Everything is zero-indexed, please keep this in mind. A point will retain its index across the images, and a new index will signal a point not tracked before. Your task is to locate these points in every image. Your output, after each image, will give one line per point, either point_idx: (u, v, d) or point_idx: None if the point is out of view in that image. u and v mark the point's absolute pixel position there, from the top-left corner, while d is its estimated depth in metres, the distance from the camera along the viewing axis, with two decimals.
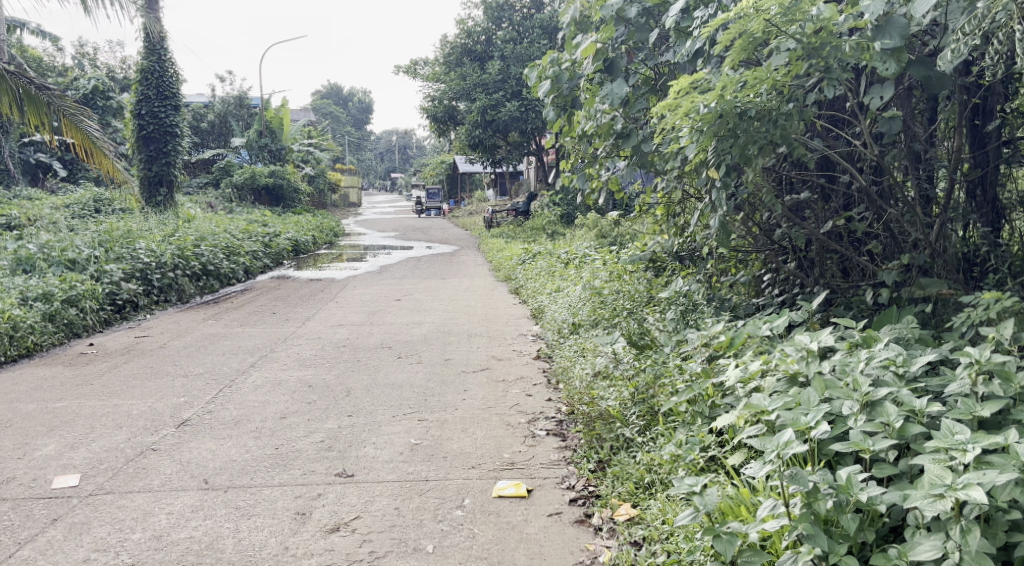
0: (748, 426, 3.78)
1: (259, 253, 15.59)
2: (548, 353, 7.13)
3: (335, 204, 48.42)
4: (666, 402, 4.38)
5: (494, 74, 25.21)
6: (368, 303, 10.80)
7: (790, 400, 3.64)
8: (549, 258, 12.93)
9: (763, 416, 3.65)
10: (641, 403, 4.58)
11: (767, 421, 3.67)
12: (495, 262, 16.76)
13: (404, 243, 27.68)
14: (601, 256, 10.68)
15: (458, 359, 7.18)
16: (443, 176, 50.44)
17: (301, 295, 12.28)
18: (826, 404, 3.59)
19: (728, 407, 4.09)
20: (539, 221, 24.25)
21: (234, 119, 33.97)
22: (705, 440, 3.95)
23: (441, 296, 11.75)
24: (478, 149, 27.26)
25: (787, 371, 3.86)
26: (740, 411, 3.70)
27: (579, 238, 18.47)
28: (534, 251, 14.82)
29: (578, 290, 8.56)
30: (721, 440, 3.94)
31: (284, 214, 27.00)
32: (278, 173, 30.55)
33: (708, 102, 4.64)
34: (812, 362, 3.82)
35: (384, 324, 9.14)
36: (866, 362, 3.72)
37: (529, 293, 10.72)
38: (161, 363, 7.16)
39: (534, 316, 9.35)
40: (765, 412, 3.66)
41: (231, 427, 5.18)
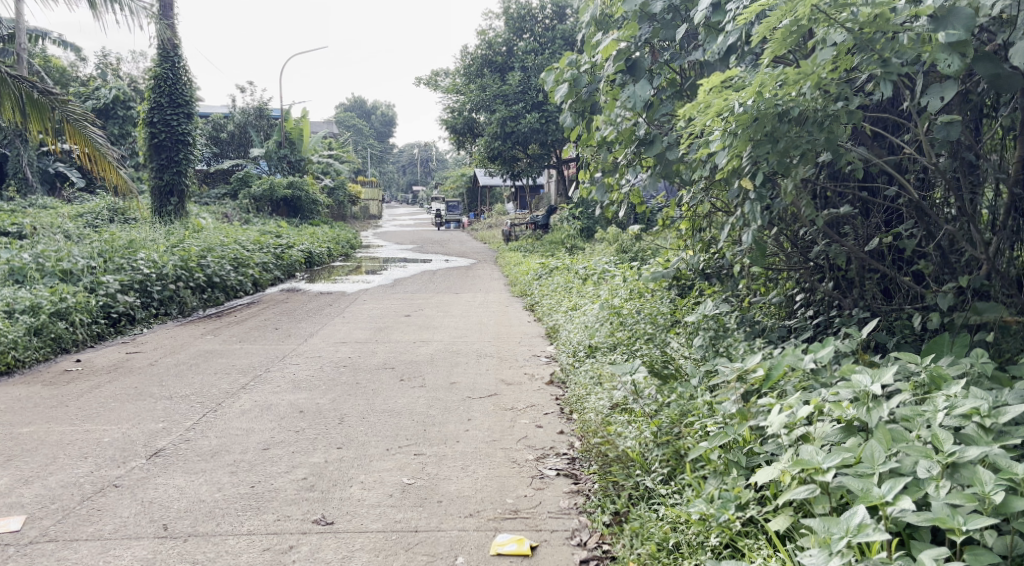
0: (797, 485, 3.31)
1: (270, 265, 15.15)
2: (562, 378, 6.58)
3: (355, 216, 48.12)
4: (694, 446, 3.82)
5: (515, 85, 24.79)
6: (376, 320, 10.29)
7: (848, 456, 3.26)
8: (567, 273, 12.41)
9: (817, 476, 3.22)
10: (665, 445, 4.01)
11: (821, 482, 3.22)
12: (512, 276, 16.27)
13: (422, 256, 27.27)
14: (621, 272, 10.14)
15: (464, 382, 6.65)
16: (463, 189, 50.08)
17: (309, 309, 11.80)
18: (896, 465, 3.18)
19: (769, 456, 3.57)
20: (558, 235, 23.74)
21: (253, 130, 33.72)
22: (743, 496, 3.41)
23: (453, 312, 11.22)
24: (498, 161, 26.83)
25: (843, 417, 3.41)
26: (786, 467, 3.26)
27: (599, 253, 17.95)
28: (551, 266, 14.30)
29: (596, 309, 8.02)
30: (761, 497, 3.41)
31: (301, 225, 26.64)
32: (297, 184, 30.25)
33: (744, 101, 4.10)
34: (873, 409, 3.37)
35: (390, 342, 8.63)
36: (945, 413, 3.28)
37: (545, 310, 10.19)
38: (147, 382, 6.67)
39: (549, 335, 8.80)
40: (819, 470, 3.23)
41: (206, 459, 4.68)
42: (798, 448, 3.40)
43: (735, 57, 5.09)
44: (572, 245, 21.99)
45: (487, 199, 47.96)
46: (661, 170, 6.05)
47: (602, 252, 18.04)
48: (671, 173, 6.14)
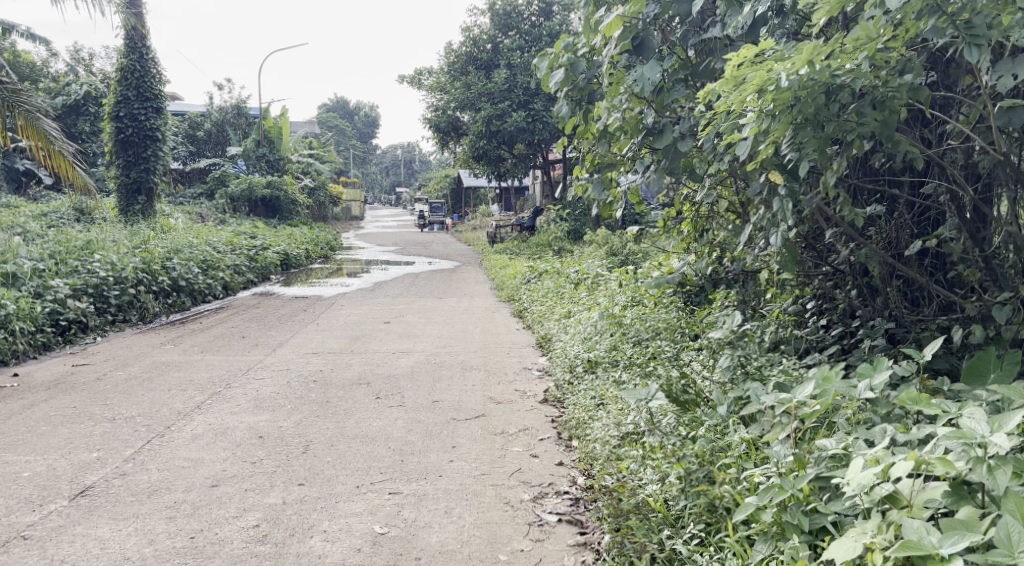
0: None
1: (242, 268, 14.35)
2: (558, 395, 5.89)
3: (336, 218, 47.32)
4: (738, 501, 3.25)
5: (500, 82, 24.11)
6: (352, 328, 9.56)
7: (972, 534, 2.70)
8: (558, 277, 11.71)
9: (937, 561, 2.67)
10: (696, 496, 3.44)
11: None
12: (498, 280, 15.58)
13: (404, 259, 26.51)
14: (617, 277, 9.45)
15: (448, 401, 5.94)
16: (447, 190, 49.31)
17: (281, 315, 11.04)
18: None
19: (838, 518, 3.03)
20: (544, 237, 23.08)
21: (231, 128, 32.84)
22: None
23: (436, 319, 10.50)
24: (482, 161, 26.15)
25: (947, 476, 2.89)
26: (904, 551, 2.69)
27: (589, 257, 17.27)
28: (540, 270, 13.60)
29: (593, 318, 7.35)
30: None
31: (279, 227, 25.81)
32: (276, 184, 29.43)
33: (789, 73, 3.41)
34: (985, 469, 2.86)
35: (367, 353, 7.90)
36: None
37: (536, 317, 9.48)
38: (90, 400, 5.91)
39: (541, 345, 8.12)
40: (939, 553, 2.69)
41: (143, 499, 3.95)
42: (895, 519, 2.85)
43: (762, 30, 4.42)
44: (560, 248, 21.30)
45: (471, 201, 47.22)
46: (671, 163, 5.37)
47: (591, 255, 17.36)
48: (683, 166, 5.48)
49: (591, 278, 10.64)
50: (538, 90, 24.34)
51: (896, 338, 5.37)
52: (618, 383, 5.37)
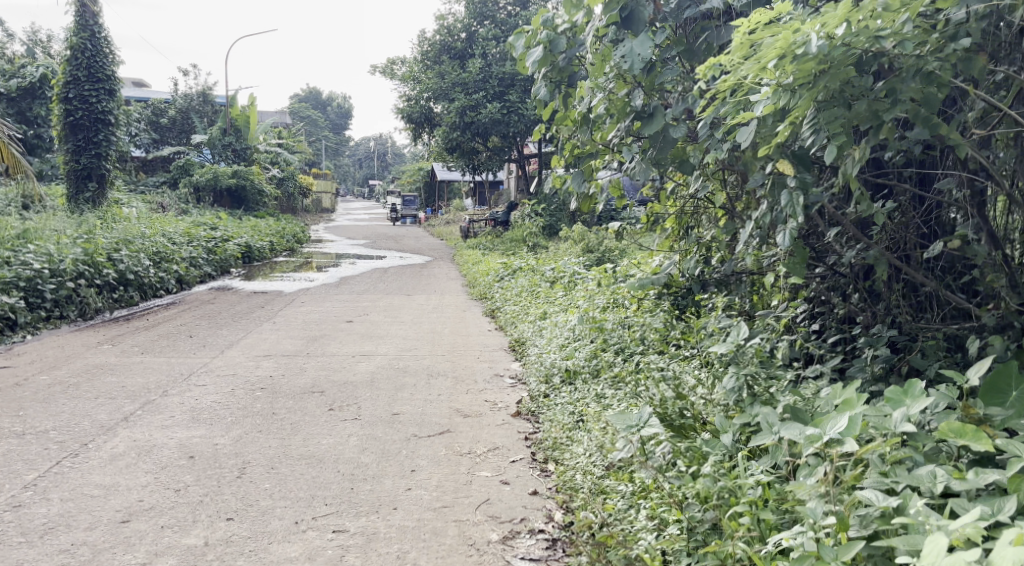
0: None
1: (199, 260, 13.63)
2: (532, 408, 5.34)
3: (306, 210, 46.41)
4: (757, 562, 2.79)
5: (475, 72, 23.50)
6: (313, 327, 8.95)
7: None
8: (533, 274, 11.16)
9: None
10: (702, 554, 2.97)
11: None
12: (470, 276, 14.99)
13: (374, 252, 25.83)
14: (596, 278, 8.87)
15: (409, 414, 5.35)
16: (420, 183, 48.58)
17: (237, 311, 10.38)
18: None
19: None
20: (519, 232, 22.54)
21: (197, 115, 31.94)
22: None
23: (402, 317, 9.89)
24: (456, 153, 25.52)
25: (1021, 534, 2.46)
26: None
27: (565, 253, 16.71)
28: (514, 264, 13.02)
29: (571, 320, 6.80)
30: None
31: (244, 217, 25.02)
32: (242, 173, 28.62)
33: (816, 37, 2.86)
34: None
35: (325, 356, 7.29)
36: None
37: (510, 317, 8.89)
38: (3, 409, 5.24)
39: (516, 348, 7.53)
40: None
41: (36, 540, 3.33)
42: None
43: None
44: (535, 244, 20.71)
45: (445, 194, 46.51)
46: (659, 150, 4.78)
47: (568, 253, 16.79)
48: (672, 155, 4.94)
49: (572, 276, 10.04)
50: (514, 81, 23.72)
51: (898, 346, 4.90)
52: (601, 398, 4.84)
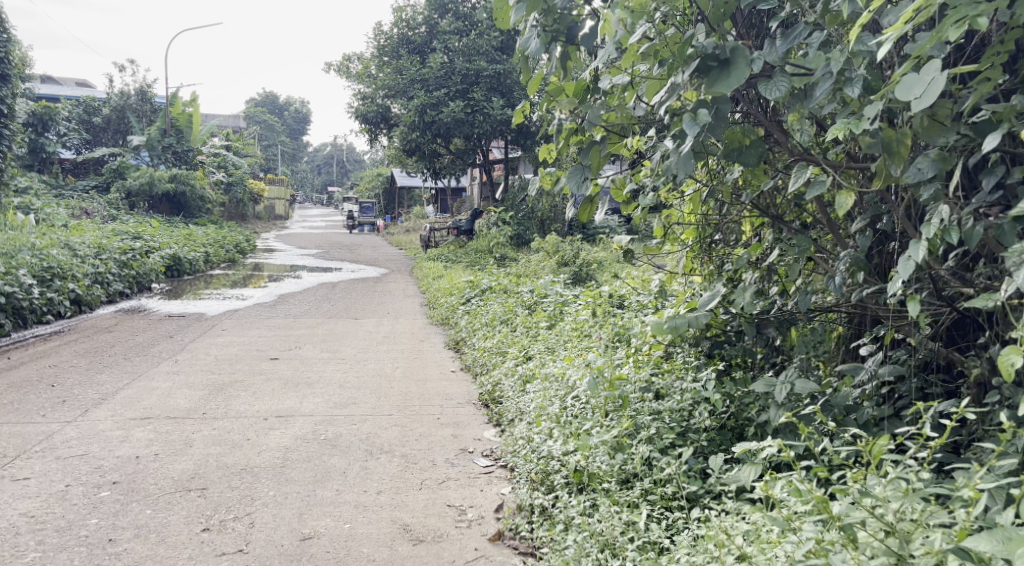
0: None
1: (106, 276, 11.58)
2: (515, 525, 3.61)
3: (257, 216, 44.19)
4: None
5: (436, 68, 21.68)
6: (224, 369, 6.99)
7: None
8: (506, 297, 9.28)
9: None
10: None
11: None
12: (430, 293, 13.12)
13: (326, 264, 23.86)
14: (589, 310, 7.03)
15: (328, 539, 3.48)
16: (379, 190, 46.46)
17: (136, 342, 8.40)
18: None
19: None
20: (484, 242, 20.69)
21: (133, 115, 29.69)
22: None
23: (343, 352, 7.94)
24: (415, 156, 23.64)
25: None
26: None
27: (538, 269, 14.88)
28: (478, 281, 11.14)
29: (570, 367, 5.04)
30: None
31: (180, 225, 22.91)
32: (181, 178, 26.44)
33: None
34: None
35: (227, 419, 5.35)
36: None
37: (481, 353, 7.00)
38: None
39: (494, 404, 5.65)
40: None
41: None
42: None
43: None
44: (503, 258, 18.85)
45: (405, 201, 44.50)
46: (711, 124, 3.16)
47: (541, 268, 14.92)
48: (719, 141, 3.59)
49: (560, 303, 8.17)
50: (478, 77, 21.84)
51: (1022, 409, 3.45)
52: (644, 546, 3.18)
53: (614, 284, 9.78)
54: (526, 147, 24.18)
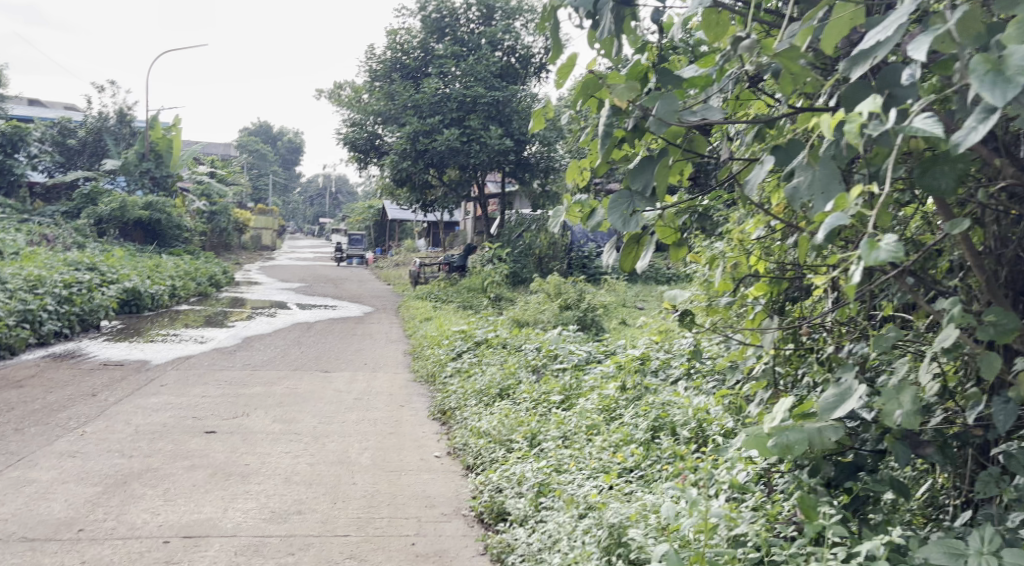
0: None
1: (38, 315, 10.03)
2: None
3: (242, 246, 42.68)
4: None
5: (430, 93, 20.29)
6: (137, 449, 5.38)
7: None
8: (506, 357, 7.63)
9: None
10: None
11: None
12: (417, 340, 11.56)
13: (308, 299, 22.32)
14: (622, 387, 5.49)
15: None
16: (370, 223, 44.86)
17: (44, 402, 6.83)
18: None
19: None
20: (478, 279, 19.13)
21: (111, 138, 28.36)
22: None
23: (298, 426, 6.32)
24: (405, 187, 22.17)
25: None
26: None
27: (537, 317, 13.20)
28: (472, 329, 9.50)
29: (620, 501, 3.67)
30: None
31: (151, 255, 21.41)
32: (157, 205, 25.09)
33: None
34: None
35: (106, 542, 3.77)
36: None
37: (476, 433, 5.39)
38: None
39: (498, 521, 4.10)
40: None
41: None
42: None
43: None
44: (497, 302, 17.24)
45: (396, 233, 43.04)
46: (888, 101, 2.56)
47: (540, 314, 13.25)
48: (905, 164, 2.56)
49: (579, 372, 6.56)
50: (476, 105, 20.47)
51: None
52: None
53: (637, 347, 8.18)
54: (525, 180, 22.66)
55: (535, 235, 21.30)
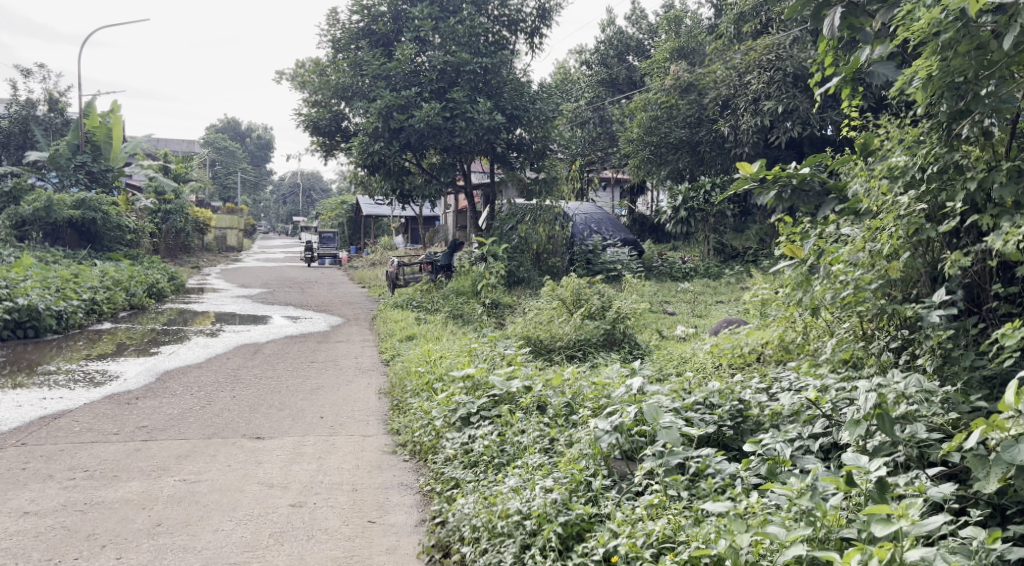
0: None
1: None
2: None
3: (203, 249, 39.30)
4: None
5: (404, 61, 17.17)
6: None
7: None
8: (552, 435, 5.10)
9: None
10: None
11: None
12: (398, 371, 8.55)
13: (266, 308, 19.23)
14: (876, 557, 3.55)
15: None
16: (343, 219, 41.47)
17: None
18: None
19: None
20: (467, 280, 16.11)
21: (38, 127, 25.51)
22: None
23: None
24: (377, 174, 19.00)
25: None
26: None
27: (552, 330, 10.17)
28: (483, 364, 6.61)
29: None
30: None
31: (77, 262, 18.30)
32: (91, 203, 22.15)
33: None
34: None
35: None
36: None
37: None
38: None
39: None
40: None
41: None
42: None
43: None
44: (494, 312, 14.20)
45: (371, 231, 39.73)
46: None
47: (557, 327, 10.25)
48: None
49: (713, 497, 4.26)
50: (459, 75, 17.52)
51: None
52: None
53: (748, 404, 5.39)
54: (518, 164, 19.51)
55: (531, 227, 18.50)
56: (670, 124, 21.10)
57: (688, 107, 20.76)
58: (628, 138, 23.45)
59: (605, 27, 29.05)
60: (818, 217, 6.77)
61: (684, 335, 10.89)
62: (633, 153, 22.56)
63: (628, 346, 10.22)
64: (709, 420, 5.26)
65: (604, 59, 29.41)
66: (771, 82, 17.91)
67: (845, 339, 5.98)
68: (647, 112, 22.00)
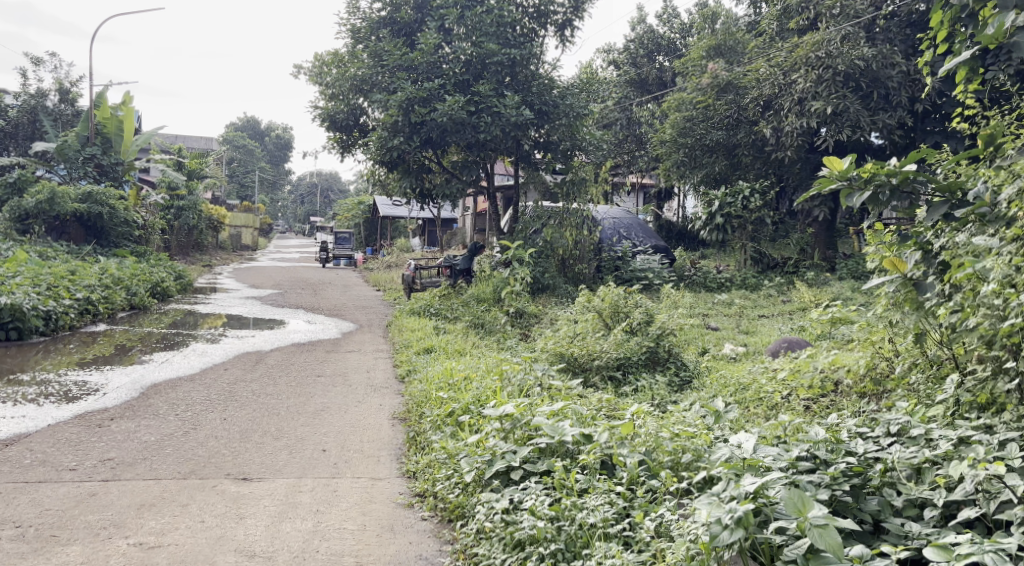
0: None
1: None
2: None
3: (216, 247, 38.40)
4: None
5: (427, 51, 16.09)
6: None
7: None
8: (637, 520, 4.50)
9: None
10: None
11: None
12: (415, 393, 7.47)
13: (276, 311, 18.20)
14: None
15: None
16: (360, 219, 40.43)
17: None
18: None
19: None
20: (490, 287, 15.01)
21: (48, 118, 24.63)
22: None
23: None
24: (396, 171, 17.94)
25: None
26: None
27: (589, 345, 9.04)
28: (521, 398, 5.85)
29: None
30: None
31: (78, 258, 17.34)
32: (97, 196, 21.20)
33: None
34: None
35: None
36: None
37: None
38: None
39: None
40: None
41: None
42: None
43: None
44: (519, 322, 13.08)
45: (388, 232, 38.68)
46: None
47: (594, 344, 9.10)
48: None
49: None
50: (485, 67, 16.44)
51: None
52: None
53: (860, 459, 4.63)
54: (545, 162, 18.40)
55: (557, 231, 17.37)
56: (707, 126, 19.94)
57: (726, 108, 19.59)
58: (660, 140, 22.29)
59: (636, 24, 27.87)
60: (929, 223, 5.62)
61: (736, 355, 9.75)
62: (666, 155, 21.40)
63: (674, 367, 9.09)
64: (821, 483, 4.46)
65: (635, 58, 28.22)
66: (819, 81, 16.75)
67: (972, 377, 5.14)
68: (682, 112, 20.85)
